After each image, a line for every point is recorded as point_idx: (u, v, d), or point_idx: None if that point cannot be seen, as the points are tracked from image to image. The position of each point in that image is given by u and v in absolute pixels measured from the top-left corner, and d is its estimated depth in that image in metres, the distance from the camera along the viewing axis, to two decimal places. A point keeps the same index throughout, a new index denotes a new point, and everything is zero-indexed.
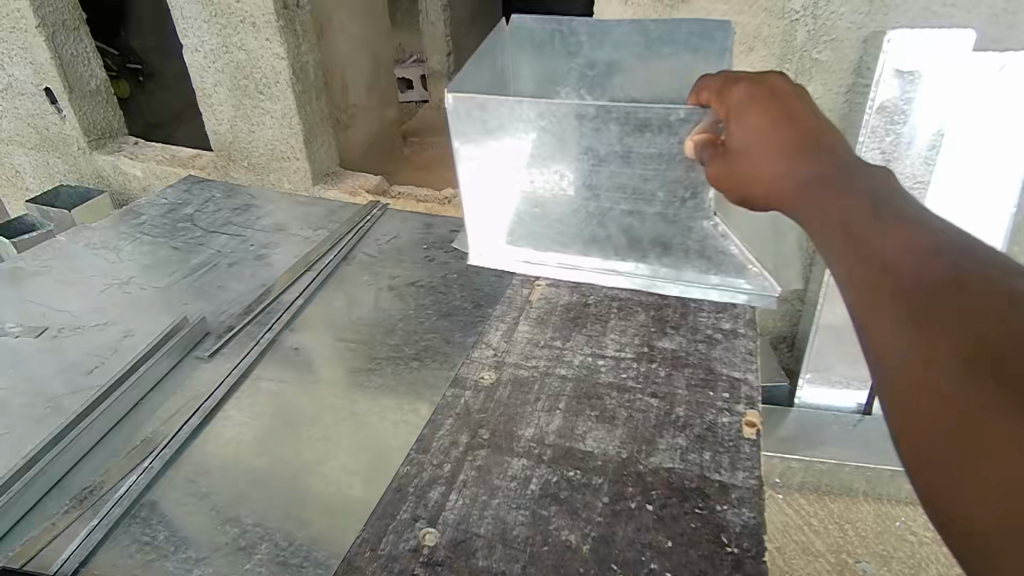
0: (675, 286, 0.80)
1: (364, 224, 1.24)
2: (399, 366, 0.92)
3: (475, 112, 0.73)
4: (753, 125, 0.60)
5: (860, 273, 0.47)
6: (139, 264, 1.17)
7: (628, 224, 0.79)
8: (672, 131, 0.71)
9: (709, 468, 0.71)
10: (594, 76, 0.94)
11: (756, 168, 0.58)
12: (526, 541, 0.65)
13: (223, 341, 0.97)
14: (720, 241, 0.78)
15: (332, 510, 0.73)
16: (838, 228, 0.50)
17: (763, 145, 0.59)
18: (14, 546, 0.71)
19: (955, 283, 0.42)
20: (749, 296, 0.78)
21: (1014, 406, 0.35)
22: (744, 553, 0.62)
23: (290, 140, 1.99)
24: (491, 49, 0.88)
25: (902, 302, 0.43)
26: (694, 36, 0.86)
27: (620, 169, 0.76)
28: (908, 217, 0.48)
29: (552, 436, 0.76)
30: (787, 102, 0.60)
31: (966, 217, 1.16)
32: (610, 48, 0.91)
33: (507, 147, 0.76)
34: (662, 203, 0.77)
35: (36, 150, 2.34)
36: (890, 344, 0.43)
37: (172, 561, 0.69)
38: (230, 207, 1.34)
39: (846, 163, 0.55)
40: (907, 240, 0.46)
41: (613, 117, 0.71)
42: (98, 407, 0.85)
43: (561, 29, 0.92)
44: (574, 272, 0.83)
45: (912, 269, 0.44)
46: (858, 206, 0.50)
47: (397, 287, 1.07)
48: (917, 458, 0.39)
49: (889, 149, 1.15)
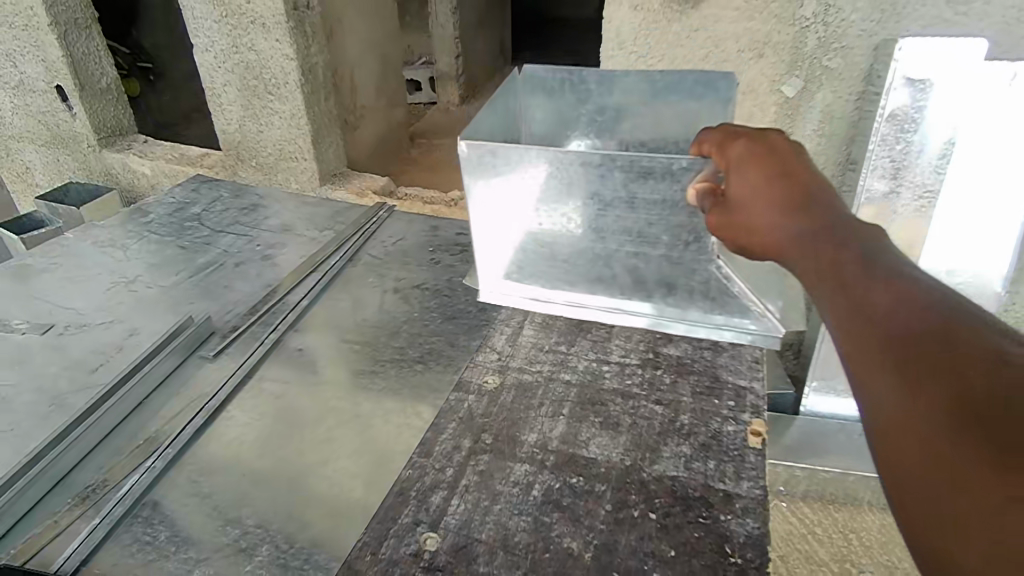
0: (679, 325, 0.83)
1: (370, 225, 1.24)
2: (403, 368, 0.91)
3: (485, 157, 0.73)
4: (749, 178, 0.61)
5: (849, 321, 0.47)
6: (147, 262, 1.18)
7: (633, 265, 0.80)
8: (675, 178, 0.71)
9: (714, 477, 0.70)
10: (603, 121, 0.95)
11: (750, 219, 0.60)
12: (528, 548, 0.64)
13: (228, 341, 0.98)
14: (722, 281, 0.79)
15: (334, 512, 0.72)
16: (830, 278, 0.51)
17: (757, 197, 0.60)
18: (16, 543, 0.70)
19: (945, 333, 0.42)
20: (753, 336, 0.81)
21: (991, 453, 0.35)
22: (748, 564, 0.62)
23: (298, 140, 2.00)
24: (501, 103, 0.87)
25: (888, 351, 0.43)
26: (699, 85, 0.86)
27: (626, 214, 0.76)
28: (901, 271, 0.48)
29: (555, 441, 0.75)
30: (782, 155, 0.61)
31: (976, 228, 1.14)
32: (618, 95, 0.91)
33: (514, 182, 0.75)
34: (666, 245, 0.78)
35: (46, 147, 2.36)
36: (875, 390, 0.43)
37: (172, 561, 0.68)
38: (237, 207, 1.35)
39: (841, 214, 0.56)
40: (898, 293, 0.46)
41: (617, 165, 0.72)
42: (103, 405, 0.85)
43: (571, 76, 0.92)
44: (580, 309, 0.85)
45: (899, 319, 0.44)
46: (850, 257, 0.51)
47: (401, 290, 1.07)
48: (903, 497, 0.39)
49: (899, 158, 1.13)
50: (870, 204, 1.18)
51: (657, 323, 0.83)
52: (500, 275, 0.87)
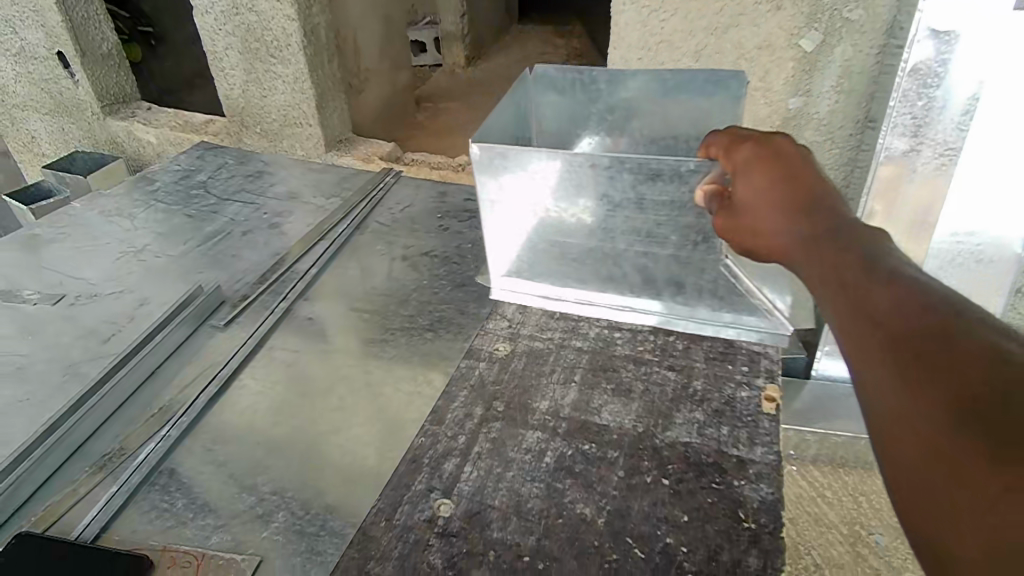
0: (687, 323, 0.84)
1: (377, 192, 1.23)
2: (413, 336, 0.91)
3: (496, 160, 0.75)
4: (755, 183, 0.65)
5: (852, 321, 0.48)
6: (155, 231, 1.17)
7: (642, 264, 0.82)
8: (683, 180, 0.72)
9: (727, 443, 0.70)
10: (614, 120, 0.93)
11: (755, 223, 0.63)
12: (541, 514, 0.65)
13: (238, 311, 0.97)
14: (729, 279, 0.81)
15: (348, 479, 0.72)
16: (835, 282, 0.52)
17: (761, 201, 0.64)
18: (36, 511, 0.71)
19: (944, 331, 0.42)
20: (761, 333, 0.82)
21: (988, 447, 0.35)
22: (761, 529, 0.62)
23: (302, 105, 1.96)
24: (509, 108, 0.88)
25: (889, 351, 0.44)
26: (709, 84, 0.83)
27: (635, 214, 0.77)
28: (903, 273, 0.48)
29: (567, 408, 0.75)
30: (785, 161, 0.64)
31: (999, 189, 1.10)
32: (628, 94, 0.89)
33: (524, 183, 0.77)
34: (675, 245, 0.79)
35: (51, 116, 2.34)
36: (877, 388, 0.43)
37: (190, 528, 0.68)
38: (243, 174, 1.33)
39: (845, 222, 0.57)
40: (899, 294, 0.46)
41: (626, 167, 0.72)
42: (116, 375, 0.85)
43: (583, 76, 0.91)
44: (590, 307, 0.88)
45: (900, 317, 0.45)
46: (854, 262, 0.52)
47: (410, 257, 1.06)
48: (904, 491, 0.39)
49: (920, 115, 1.08)
50: (889, 163, 1.13)
51: (666, 321, 0.85)
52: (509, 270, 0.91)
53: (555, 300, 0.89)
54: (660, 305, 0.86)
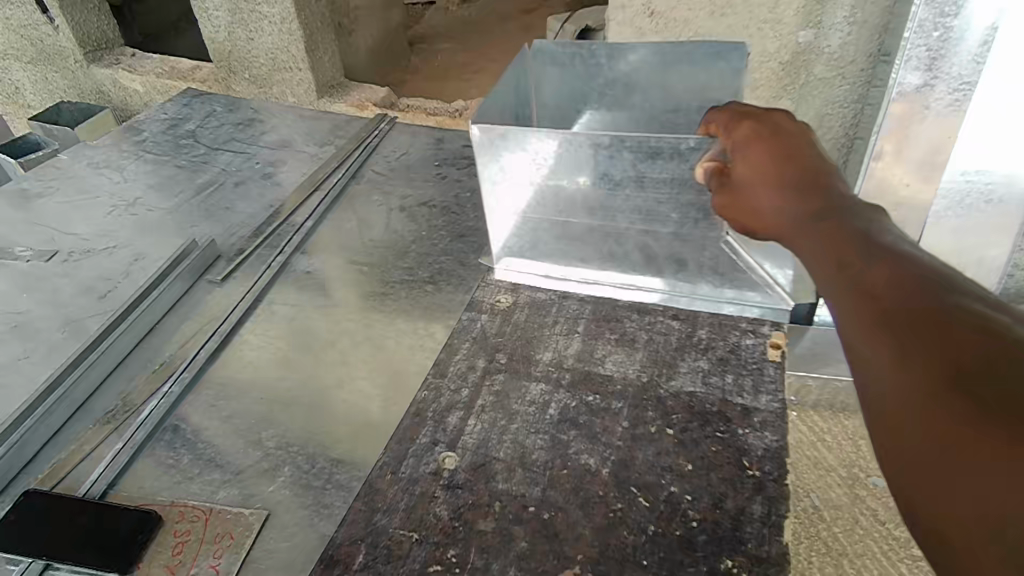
0: (690, 301, 0.80)
1: (372, 138, 1.19)
2: (414, 289, 0.89)
3: (496, 142, 0.72)
4: (753, 159, 0.63)
5: (849, 298, 0.47)
6: (145, 183, 1.14)
7: (643, 242, 0.80)
8: (683, 158, 0.69)
9: (732, 392, 0.70)
10: (613, 95, 0.88)
11: (754, 200, 0.62)
12: (546, 465, 0.65)
13: (235, 265, 0.96)
14: (730, 258, 0.79)
15: (360, 429, 0.72)
16: (832, 260, 0.51)
17: (760, 178, 0.62)
18: (43, 469, 0.71)
19: (945, 308, 0.42)
20: (762, 308, 0.77)
21: (990, 416, 0.35)
22: (766, 477, 0.62)
23: (291, 48, 1.88)
24: (509, 85, 0.83)
25: (884, 325, 0.44)
26: (708, 57, 0.81)
27: (635, 193, 0.75)
28: (898, 253, 0.49)
29: (571, 359, 0.75)
30: (784, 139, 0.63)
31: (1007, 124, 1.02)
32: (628, 69, 0.85)
33: (525, 163, 0.74)
34: (676, 223, 0.78)
35: (32, 65, 2.24)
36: (876, 363, 0.43)
37: (197, 483, 0.68)
38: (233, 122, 1.29)
39: (843, 203, 0.57)
40: (894, 273, 0.47)
41: (626, 146, 0.69)
42: (113, 333, 0.84)
43: (583, 51, 0.87)
44: (594, 286, 0.82)
45: (902, 296, 0.45)
46: (851, 240, 0.52)
47: (408, 208, 1.04)
48: (899, 463, 0.38)
49: (935, 47, 0.97)
50: (901, 100, 1.01)
51: (670, 298, 0.80)
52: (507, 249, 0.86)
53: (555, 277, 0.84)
54: (662, 282, 0.81)
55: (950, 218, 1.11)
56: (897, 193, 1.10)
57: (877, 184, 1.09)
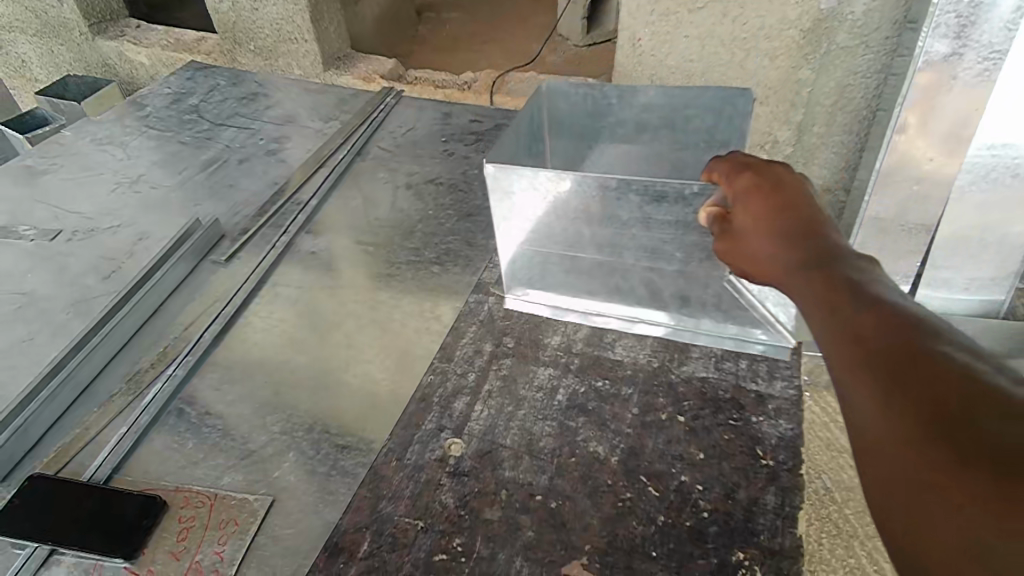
0: (693, 336, 0.73)
1: (378, 113, 1.16)
2: (420, 270, 0.87)
3: (509, 180, 0.68)
4: (748, 202, 0.57)
5: (836, 347, 0.41)
6: (150, 160, 1.12)
7: (648, 278, 0.74)
8: (687, 203, 0.65)
9: (745, 377, 0.68)
10: (623, 133, 0.86)
11: (749, 242, 0.56)
12: (554, 453, 0.63)
13: (239, 245, 0.94)
14: (733, 296, 0.72)
15: (368, 410, 0.71)
16: (820, 302, 0.45)
17: (754, 218, 0.56)
18: (47, 453, 0.71)
19: (928, 351, 0.36)
20: (761, 347, 0.71)
21: (972, 465, 0.31)
22: (779, 466, 0.60)
23: (296, 18, 1.83)
24: (521, 130, 0.79)
25: (872, 375, 0.38)
26: (715, 101, 0.76)
27: (642, 233, 0.70)
28: (889, 298, 0.42)
29: (580, 344, 0.73)
30: (786, 190, 0.56)
31: None
32: (640, 110, 0.82)
33: (533, 206, 0.70)
34: (682, 262, 0.71)
35: (38, 38, 2.21)
36: (857, 406, 0.38)
37: (203, 468, 0.68)
38: (237, 97, 1.26)
39: (838, 244, 0.51)
40: (884, 319, 0.40)
41: (633, 189, 0.65)
42: (116, 315, 0.83)
43: (595, 91, 0.83)
44: (596, 318, 0.76)
45: (892, 340, 0.39)
46: (842, 281, 0.45)
47: (414, 185, 1.01)
48: (878, 482, 0.35)
49: (966, 12, 0.89)
50: (927, 69, 0.93)
51: (673, 332, 0.73)
52: (510, 283, 0.80)
53: (558, 307, 0.78)
54: (667, 315, 0.74)
55: (974, 193, 1.01)
56: (919, 167, 1.01)
57: (899, 158, 1.01)
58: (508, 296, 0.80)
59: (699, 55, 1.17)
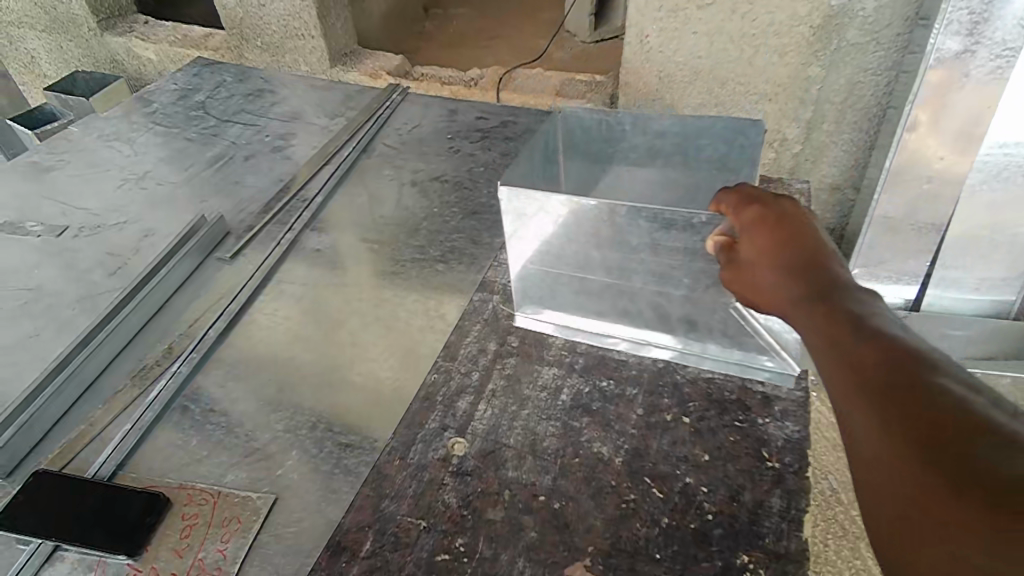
0: (700, 360, 0.70)
1: (384, 110, 1.16)
2: (425, 268, 0.87)
3: (519, 203, 0.68)
4: (754, 232, 0.57)
5: (836, 375, 0.40)
6: (156, 156, 1.12)
7: (656, 302, 0.71)
8: (696, 232, 0.63)
9: (751, 378, 0.68)
10: (635, 157, 0.85)
11: (754, 270, 0.55)
12: (557, 453, 0.63)
13: (244, 242, 0.94)
14: (739, 322, 0.69)
15: (375, 406, 0.71)
16: (821, 330, 0.44)
17: (759, 246, 0.55)
18: (52, 449, 0.71)
19: (926, 381, 0.36)
20: (766, 374, 0.67)
21: (964, 492, 0.30)
22: (785, 469, 0.60)
23: (303, 15, 1.83)
24: (535, 153, 0.77)
25: (870, 402, 0.37)
26: (728, 131, 0.77)
27: (654, 259, 0.69)
28: (891, 330, 0.41)
29: (584, 344, 0.73)
30: (791, 221, 0.55)
31: None
32: (653, 136, 0.82)
33: (543, 227, 0.70)
34: (688, 287, 0.70)
35: (47, 34, 2.21)
36: (856, 434, 0.37)
37: (207, 466, 0.68)
38: (243, 93, 1.26)
39: (843, 275, 0.50)
40: (884, 348, 0.40)
41: (642, 216, 0.64)
42: (121, 312, 0.83)
43: (609, 117, 0.82)
44: (602, 338, 0.73)
45: (891, 369, 0.38)
46: (843, 311, 0.44)
47: (419, 182, 1.01)
48: (875, 506, 0.34)
49: (979, 8, 0.87)
50: (938, 67, 0.92)
51: (680, 356, 0.71)
52: (517, 302, 0.77)
53: (566, 326, 0.75)
54: (674, 339, 0.72)
55: (985, 192, 0.99)
56: (929, 166, 1.00)
57: (909, 156, 0.99)
58: (517, 314, 0.77)
59: (708, 52, 1.15)
